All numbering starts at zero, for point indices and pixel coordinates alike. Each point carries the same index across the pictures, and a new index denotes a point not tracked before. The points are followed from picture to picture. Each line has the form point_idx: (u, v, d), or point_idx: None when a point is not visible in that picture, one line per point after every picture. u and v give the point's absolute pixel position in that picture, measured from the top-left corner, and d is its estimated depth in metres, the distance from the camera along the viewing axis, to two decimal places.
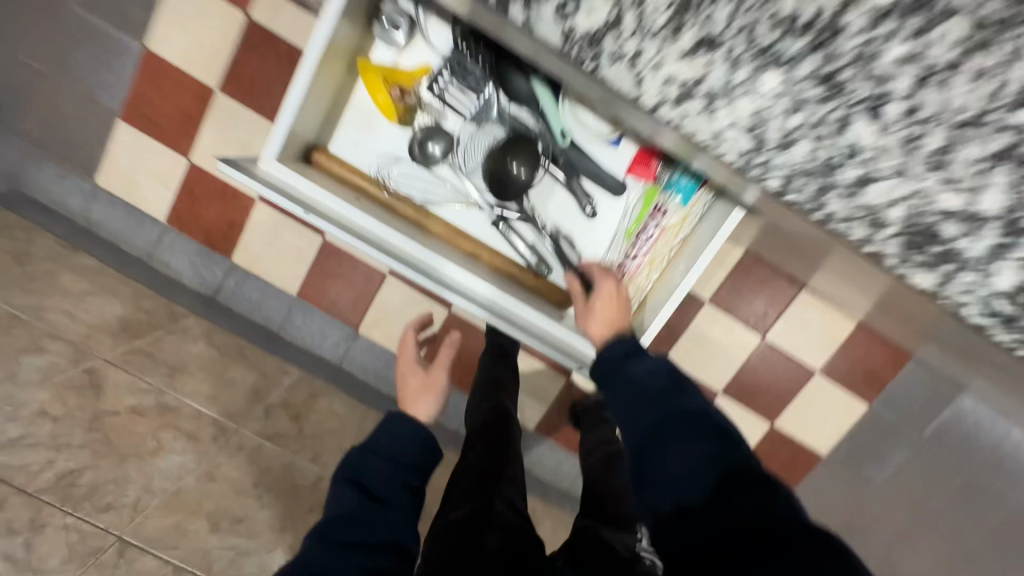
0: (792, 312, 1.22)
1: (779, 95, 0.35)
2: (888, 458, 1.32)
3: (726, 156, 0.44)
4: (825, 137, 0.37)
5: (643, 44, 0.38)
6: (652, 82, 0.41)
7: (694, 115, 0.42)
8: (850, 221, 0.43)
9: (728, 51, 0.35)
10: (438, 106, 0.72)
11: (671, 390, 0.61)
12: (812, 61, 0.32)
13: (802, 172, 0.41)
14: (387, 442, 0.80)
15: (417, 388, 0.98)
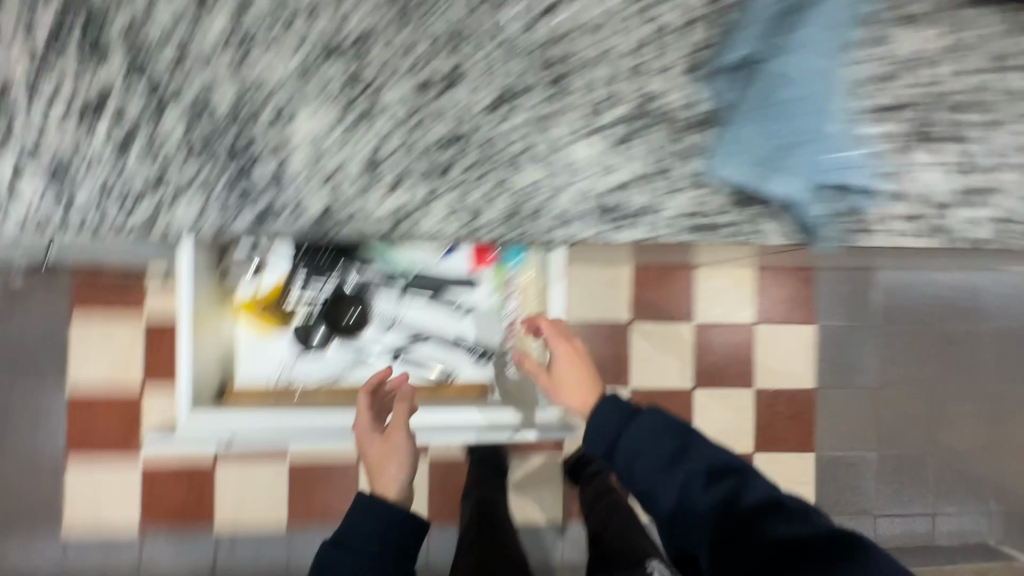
0: (702, 289, 1.34)
1: (452, 170, 0.47)
2: (865, 358, 1.39)
3: (497, 235, 0.49)
4: (506, 175, 0.48)
5: (355, 198, 0.47)
6: (387, 213, 0.47)
7: (439, 220, 0.48)
8: (611, 219, 0.49)
9: (399, 165, 0.47)
10: (310, 300, 0.83)
11: (663, 438, 0.62)
12: (441, 141, 0.47)
13: (537, 208, 0.48)
14: (353, 532, 0.74)
15: (379, 459, 0.75)
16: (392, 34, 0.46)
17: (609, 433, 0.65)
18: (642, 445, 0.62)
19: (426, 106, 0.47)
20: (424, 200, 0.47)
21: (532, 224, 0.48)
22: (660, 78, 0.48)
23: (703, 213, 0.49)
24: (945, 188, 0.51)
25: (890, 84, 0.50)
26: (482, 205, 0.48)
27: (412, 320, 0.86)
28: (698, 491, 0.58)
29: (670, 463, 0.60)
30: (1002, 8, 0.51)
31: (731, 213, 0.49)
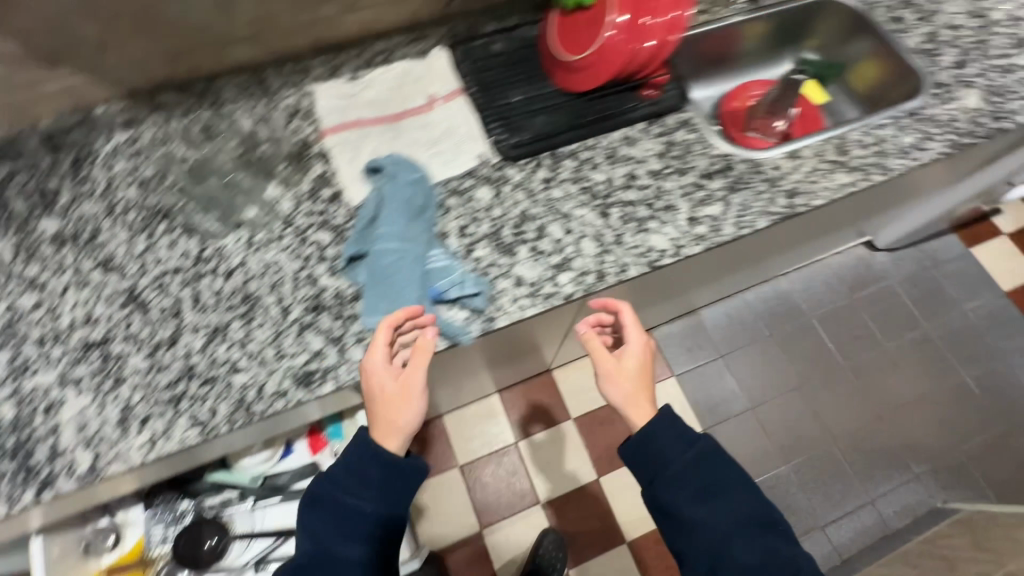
0: (566, 387, 1.47)
1: (185, 392, 0.65)
2: (729, 384, 1.55)
3: (231, 425, 0.64)
4: (225, 380, 0.66)
5: (115, 441, 0.63)
6: (142, 443, 0.63)
7: (182, 432, 0.64)
8: (311, 380, 0.67)
9: (145, 404, 0.64)
10: (164, 548, 0.92)
11: (704, 467, 0.70)
12: (173, 375, 0.66)
13: (254, 394, 0.66)
14: (354, 475, 0.64)
15: (387, 403, 0.64)
16: (129, 323, 0.68)
17: (672, 456, 0.70)
18: (686, 472, 0.70)
19: (158, 356, 0.67)
20: (167, 424, 0.64)
21: (254, 407, 0.65)
22: (316, 282, 0.72)
23: None
24: (538, 272, 0.74)
25: (470, 230, 0.77)
26: (212, 408, 0.65)
27: (266, 524, 0.93)
28: (719, 516, 0.68)
29: (704, 500, 0.69)
30: (519, 164, 0.81)
31: (394, 343, 0.68)
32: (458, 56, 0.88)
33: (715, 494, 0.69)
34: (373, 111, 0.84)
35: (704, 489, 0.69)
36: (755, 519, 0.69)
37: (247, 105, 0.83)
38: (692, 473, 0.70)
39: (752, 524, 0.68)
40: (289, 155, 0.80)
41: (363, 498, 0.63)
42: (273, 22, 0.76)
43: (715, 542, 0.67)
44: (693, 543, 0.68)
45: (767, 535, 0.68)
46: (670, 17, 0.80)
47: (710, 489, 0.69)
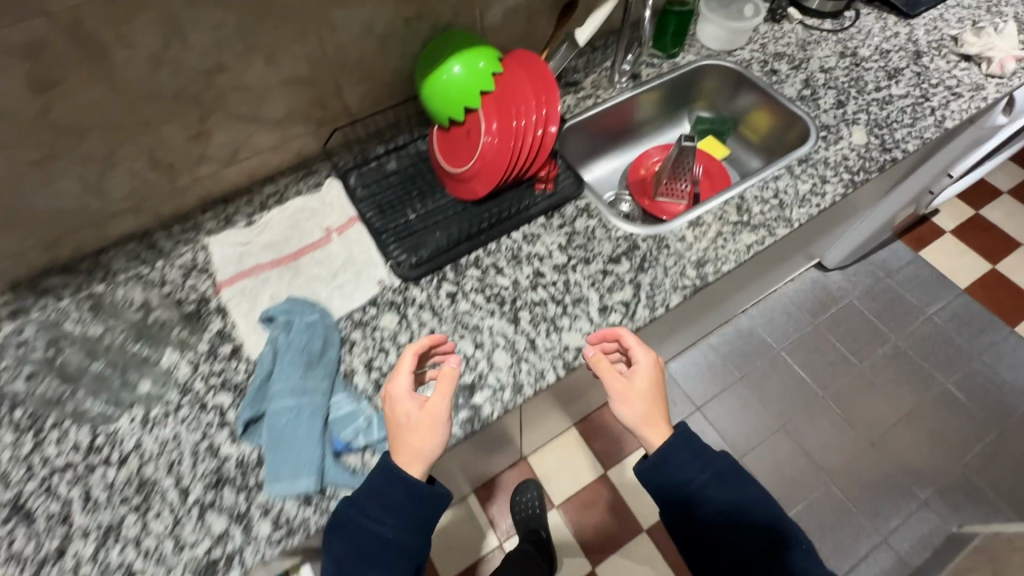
0: (544, 472, 1.44)
1: None
2: (711, 437, 1.49)
3: None
4: None
5: None
6: None
7: None
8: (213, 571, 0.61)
9: None
10: None
11: (724, 483, 0.66)
12: None
13: None
14: (380, 499, 0.60)
15: (410, 429, 0.62)
16: (10, 541, 0.62)
17: (691, 473, 0.66)
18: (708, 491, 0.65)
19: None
20: None
21: None
22: (216, 453, 0.67)
23: (280, 524, 0.63)
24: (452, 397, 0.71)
25: (377, 363, 0.74)
26: None
27: None
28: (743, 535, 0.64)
29: (723, 517, 0.64)
30: (422, 282, 0.80)
31: (300, 511, 0.63)
32: (351, 183, 0.89)
33: (739, 513, 0.65)
34: (270, 254, 0.83)
35: (723, 509, 0.65)
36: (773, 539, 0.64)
37: (139, 271, 0.82)
38: (708, 495, 0.65)
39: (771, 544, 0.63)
40: (185, 316, 0.78)
41: (385, 524, 0.60)
42: (151, 191, 0.76)
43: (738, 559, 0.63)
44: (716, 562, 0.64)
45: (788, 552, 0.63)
46: (545, 112, 0.81)
47: (727, 513, 0.64)
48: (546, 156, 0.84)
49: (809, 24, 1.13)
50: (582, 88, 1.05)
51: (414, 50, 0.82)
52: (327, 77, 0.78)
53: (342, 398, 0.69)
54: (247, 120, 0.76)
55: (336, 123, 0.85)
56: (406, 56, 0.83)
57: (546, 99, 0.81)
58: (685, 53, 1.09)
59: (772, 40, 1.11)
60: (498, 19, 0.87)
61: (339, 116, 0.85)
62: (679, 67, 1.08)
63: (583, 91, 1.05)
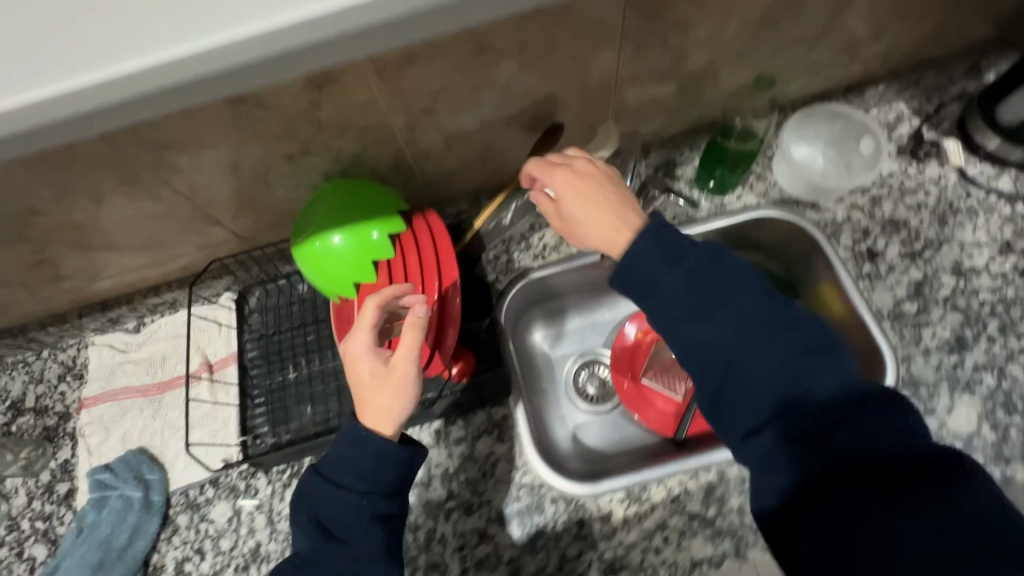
0: None
1: None
2: None
3: None
4: None
5: None
6: None
7: None
8: None
9: None
10: None
11: (693, 266, 0.45)
12: None
13: None
14: (342, 459, 0.51)
15: (375, 386, 0.52)
16: None
17: (649, 273, 0.46)
18: (667, 278, 0.46)
19: None
20: None
21: None
22: None
23: None
24: None
25: (188, 566, 0.64)
26: None
27: None
28: (740, 326, 0.43)
29: (695, 318, 0.44)
30: (272, 471, 0.66)
31: None
32: (247, 306, 0.74)
33: (715, 304, 0.44)
34: (141, 376, 0.74)
35: (691, 299, 0.45)
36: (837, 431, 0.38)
37: (24, 358, 0.77)
38: (668, 291, 0.45)
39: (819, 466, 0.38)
40: (41, 432, 0.72)
41: (352, 490, 0.50)
42: (13, 299, 0.68)
43: (733, 365, 0.43)
44: (700, 375, 0.44)
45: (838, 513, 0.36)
46: (440, 296, 0.57)
47: (697, 295, 0.45)
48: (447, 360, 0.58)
49: (972, 174, 0.71)
50: None
51: (311, 183, 0.62)
52: (192, 210, 0.61)
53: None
54: (101, 248, 0.63)
55: (227, 243, 0.70)
56: (303, 189, 0.63)
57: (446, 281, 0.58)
58: (743, 190, 0.74)
59: (894, 196, 0.71)
60: (438, 146, 0.62)
61: (226, 238, 0.69)
62: (727, 212, 0.72)
63: None
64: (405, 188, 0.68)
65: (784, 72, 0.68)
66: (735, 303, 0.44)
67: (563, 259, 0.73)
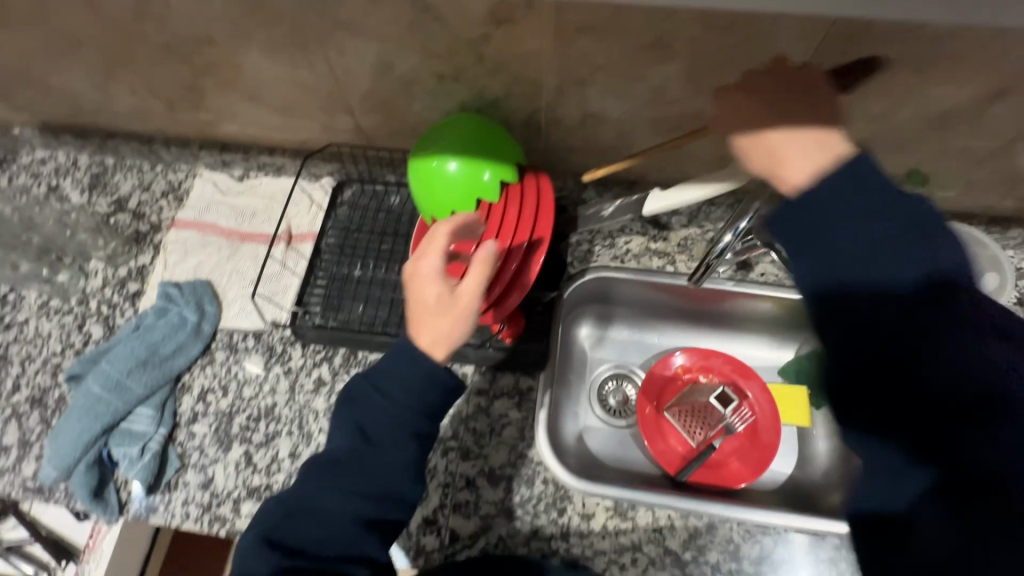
0: None
1: None
2: None
3: None
4: None
5: None
6: None
7: None
8: None
9: None
10: None
11: (900, 227, 0.42)
12: None
13: None
14: (392, 370, 0.53)
15: (436, 311, 0.52)
16: None
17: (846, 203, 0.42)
18: (861, 222, 0.42)
19: None
20: None
21: None
22: (54, 375, 0.71)
23: (29, 479, 0.66)
24: (231, 485, 0.65)
25: (210, 397, 0.69)
26: None
27: (30, 509, 1.00)
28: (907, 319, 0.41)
29: (871, 261, 0.42)
30: (310, 346, 0.72)
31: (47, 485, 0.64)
32: (341, 197, 0.79)
33: (892, 265, 0.42)
34: (229, 220, 0.80)
35: (881, 253, 0.42)
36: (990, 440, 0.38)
37: (140, 166, 0.85)
38: (863, 238, 0.42)
39: (895, 470, 0.41)
40: (133, 233, 0.80)
41: (392, 403, 0.52)
42: (155, 111, 0.75)
43: (859, 313, 0.43)
44: (825, 303, 0.44)
45: (868, 507, 0.42)
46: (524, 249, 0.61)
47: (876, 252, 0.42)
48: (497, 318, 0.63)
49: None
50: (665, 239, 0.77)
51: (447, 108, 0.65)
52: (335, 93, 0.65)
53: (142, 411, 0.66)
54: (246, 94, 0.68)
55: (348, 134, 0.74)
56: (438, 111, 0.66)
57: (529, 250, 0.61)
58: None
59: None
60: (573, 120, 0.64)
61: (351, 131, 0.73)
62: None
63: (660, 242, 0.77)
64: (525, 147, 0.70)
65: (935, 178, 0.66)
66: (913, 275, 0.41)
67: (641, 269, 0.75)
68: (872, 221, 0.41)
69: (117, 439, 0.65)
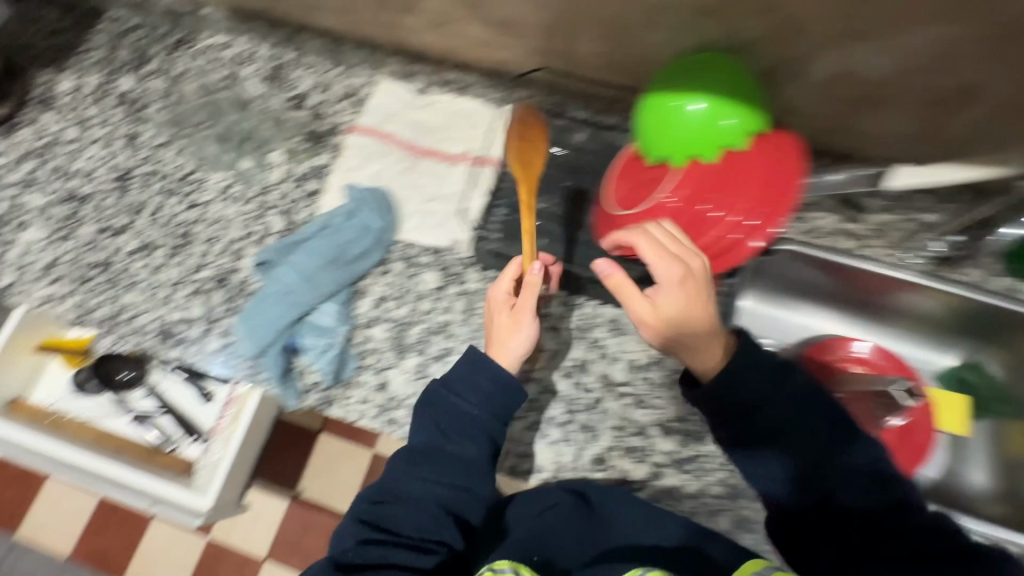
0: None
1: (94, 281, 0.73)
2: None
3: (101, 329, 0.71)
4: (125, 291, 0.72)
5: (29, 285, 0.73)
6: (43, 301, 0.73)
7: (69, 313, 0.72)
8: (165, 343, 0.70)
9: (67, 274, 0.73)
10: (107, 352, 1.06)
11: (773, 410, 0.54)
12: (99, 262, 0.74)
13: (127, 325, 0.71)
14: (464, 379, 0.57)
15: (498, 328, 0.60)
16: (105, 197, 0.77)
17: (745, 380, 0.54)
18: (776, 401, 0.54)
19: (109, 241, 0.75)
20: (65, 293, 0.72)
21: (122, 330, 0.71)
22: (236, 259, 0.73)
23: (216, 353, 0.69)
24: (408, 391, 0.66)
25: (385, 305, 0.70)
26: (100, 310, 0.72)
27: (161, 381, 1.05)
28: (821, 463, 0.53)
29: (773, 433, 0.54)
30: (486, 272, 0.72)
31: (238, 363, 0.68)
32: (522, 126, 0.76)
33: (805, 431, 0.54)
34: (409, 133, 0.79)
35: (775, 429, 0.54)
36: (870, 479, 0.53)
37: (319, 65, 0.83)
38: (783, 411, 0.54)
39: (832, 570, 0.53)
40: (312, 131, 0.80)
41: (472, 410, 0.56)
42: (358, 8, 0.73)
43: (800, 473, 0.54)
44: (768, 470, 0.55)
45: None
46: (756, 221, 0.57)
47: (782, 422, 0.54)
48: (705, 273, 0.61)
49: None
50: (860, 222, 0.73)
51: (686, 44, 0.61)
52: (567, 14, 0.62)
53: (327, 307, 0.68)
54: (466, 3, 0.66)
55: (553, 60, 0.71)
56: (671, 48, 0.62)
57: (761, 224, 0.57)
58: None
59: None
60: (822, 76, 0.59)
61: (560, 57, 0.70)
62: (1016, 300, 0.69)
63: (854, 224, 0.73)
64: None
65: None
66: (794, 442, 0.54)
67: (833, 250, 0.72)
68: (736, 383, 0.54)
69: (306, 330, 0.67)
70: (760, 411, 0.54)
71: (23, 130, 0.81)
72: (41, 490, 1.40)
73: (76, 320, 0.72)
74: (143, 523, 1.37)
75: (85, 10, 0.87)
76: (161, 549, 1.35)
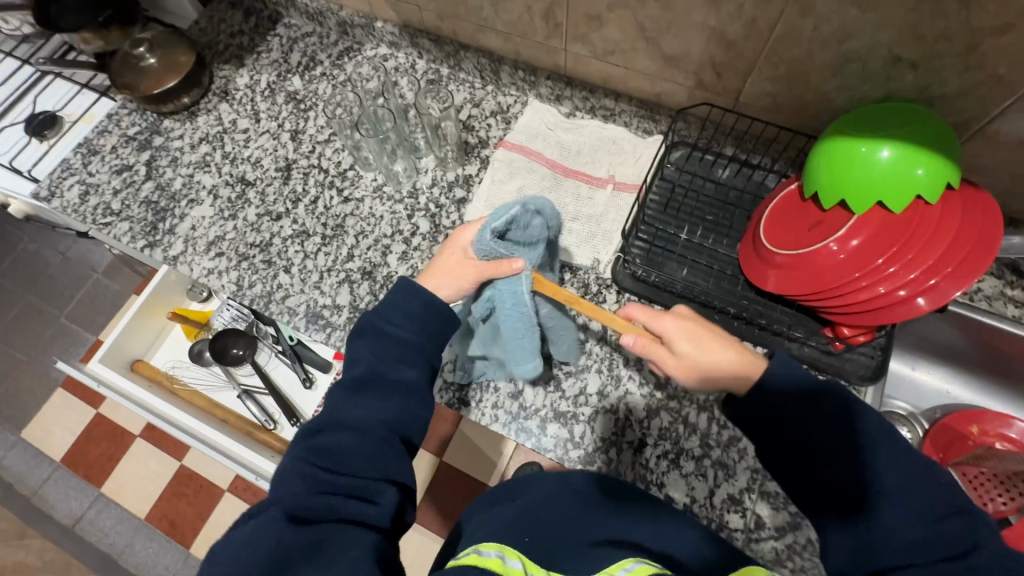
0: None
1: (251, 260, 0.78)
2: None
3: (250, 303, 0.76)
4: (278, 273, 0.77)
5: (194, 256, 0.79)
6: (204, 274, 0.78)
7: (226, 286, 0.77)
8: (311, 327, 0.74)
9: (229, 251, 0.79)
10: (222, 326, 1.11)
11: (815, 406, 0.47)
12: (258, 244, 0.79)
13: (276, 303, 0.75)
14: (396, 306, 0.55)
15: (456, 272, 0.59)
16: (269, 185, 0.83)
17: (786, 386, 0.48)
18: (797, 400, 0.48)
19: (269, 225, 0.80)
20: (223, 267, 0.78)
21: (272, 308, 0.75)
22: (384, 254, 0.77)
23: None
24: (540, 404, 0.67)
25: None
26: (254, 286, 0.77)
27: (268, 361, 1.09)
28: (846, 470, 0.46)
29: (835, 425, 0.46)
30: (624, 295, 0.72)
31: None
32: (670, 156, 0.77)
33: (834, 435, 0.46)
34: (554, 153, 0.81)
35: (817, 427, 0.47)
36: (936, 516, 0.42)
37: (473, 82, 0.88)
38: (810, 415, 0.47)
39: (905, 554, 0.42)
40: (463, 142, 0.84)
41: (405, 333, 0.54)
42: (529, 32, 0.76)
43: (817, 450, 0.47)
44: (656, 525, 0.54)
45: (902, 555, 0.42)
46: (934, 281, 0.55)
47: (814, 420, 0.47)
48: (864, 321, 0.59)
49: None
50: None
51: (869, 93, 0.61)
52: (749, 54, 0.63)
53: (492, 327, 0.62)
54: (645, 36, 0.68)
55: (716, 96, 0.72)
56: (852, 95, 0.63)
57: (937, 282, 0.55)
58: None
59: None
60: (1018, 138, 0.58)
61: (724, 94, 0.71)
62: None
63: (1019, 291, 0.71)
64: None
65: None
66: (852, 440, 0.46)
67: (997, 314, 0.70)
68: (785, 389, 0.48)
69: (484, 327, 0.61)
70: (804, 434, 0.47)
71: (202, 117, 0.90)
72: (128, 449, 1.48)
73: (230, 294, 0.77)
74: (216, 496, 1.42)
75: (265, 16, 0.96)
76: (230, 523, 1.39)
